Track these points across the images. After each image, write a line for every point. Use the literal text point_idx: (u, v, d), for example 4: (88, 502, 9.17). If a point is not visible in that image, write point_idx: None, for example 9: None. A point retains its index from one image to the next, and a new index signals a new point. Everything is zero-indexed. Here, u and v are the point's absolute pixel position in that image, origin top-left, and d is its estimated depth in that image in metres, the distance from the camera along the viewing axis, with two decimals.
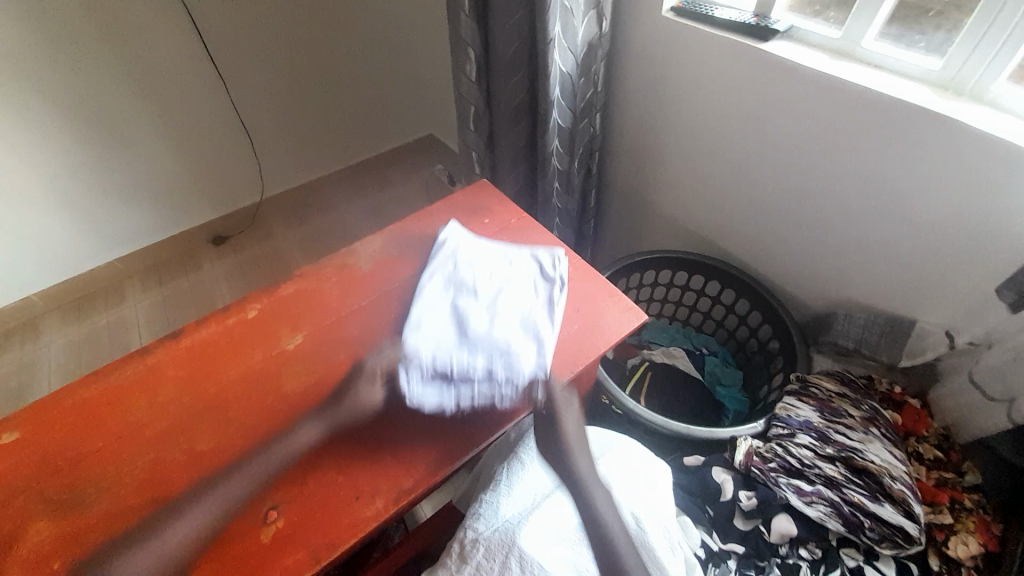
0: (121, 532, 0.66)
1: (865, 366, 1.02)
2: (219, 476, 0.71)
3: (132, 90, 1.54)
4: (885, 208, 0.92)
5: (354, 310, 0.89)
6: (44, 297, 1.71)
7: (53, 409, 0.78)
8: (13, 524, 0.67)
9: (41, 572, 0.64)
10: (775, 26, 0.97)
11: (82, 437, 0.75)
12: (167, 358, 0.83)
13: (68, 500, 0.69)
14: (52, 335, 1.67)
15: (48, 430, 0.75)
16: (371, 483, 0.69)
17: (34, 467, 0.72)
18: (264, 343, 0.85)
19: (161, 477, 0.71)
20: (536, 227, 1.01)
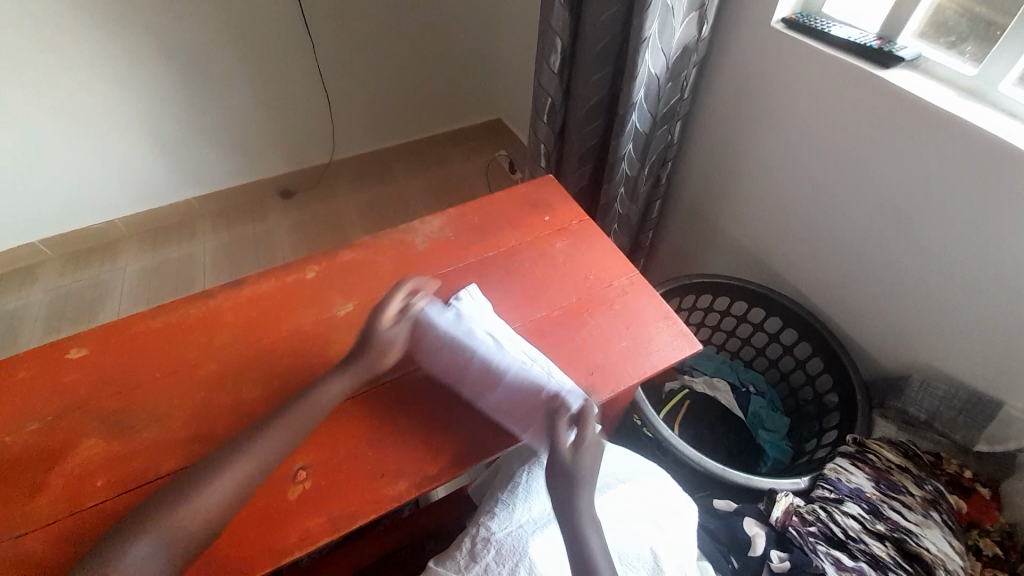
0: (163, 462, 0.70)
1: (933, 443, 0.92)
2: None
3: (225, 39, 1.60)
4: (993, 271, 0.81)
5: None
6: (128, 225, 1.85)
7: (119, 335, 0.83)
8: (70, 435, 0.73)
9: (87, 485, 0.69)
10: (901, 53, 0.87)
11: (144, 364, 0.80)
12: (229, 304, 0.87)
13: (121, 424, 0.74)
14: (130, 259, 1.80)
15: (111, 354, 0.81)
16: (397, 462, 0.70)
17: (96, 385, 0.77)
18: (315, 305, 0.87)
19: (207, 417, 0.75)
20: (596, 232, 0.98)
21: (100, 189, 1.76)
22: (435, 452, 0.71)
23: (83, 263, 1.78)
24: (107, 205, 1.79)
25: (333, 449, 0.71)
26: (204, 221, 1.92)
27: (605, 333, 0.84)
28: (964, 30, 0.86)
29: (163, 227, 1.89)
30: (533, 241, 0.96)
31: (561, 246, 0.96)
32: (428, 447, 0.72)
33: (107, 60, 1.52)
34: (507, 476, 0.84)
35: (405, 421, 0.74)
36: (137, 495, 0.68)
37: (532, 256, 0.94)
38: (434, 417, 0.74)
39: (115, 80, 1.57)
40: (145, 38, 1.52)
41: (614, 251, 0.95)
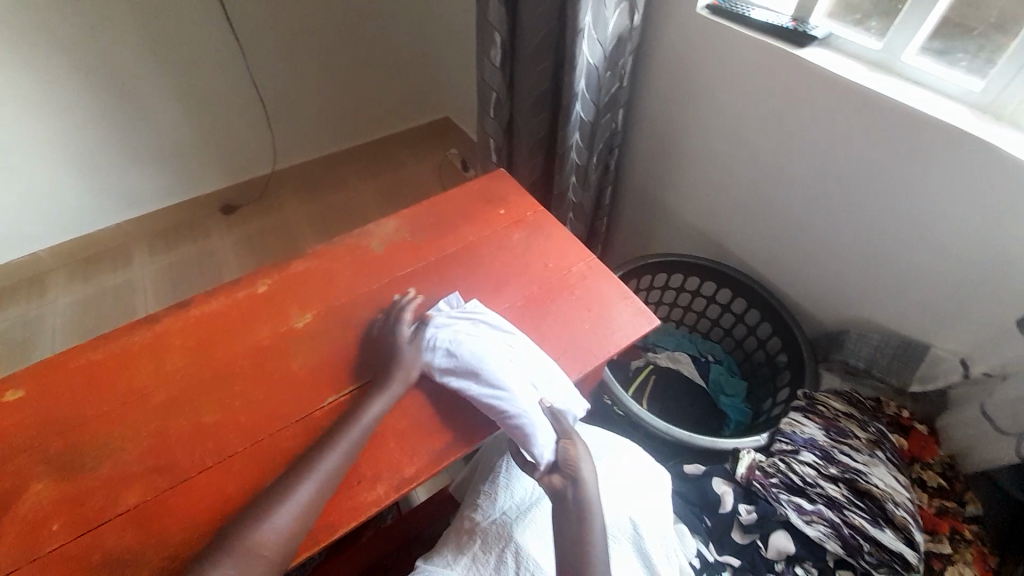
0: (121, 499, 0.66)
1: (874, 389, 1.01)
2: (222, 450, 0.71)
3: (145, 50, 1.51)
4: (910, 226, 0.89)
5: (365, 293, 0.88)
6: (55, 257, 1.71)
7: (58, 370, 0.77)
8: (12, 482, 0.67)
9: (39, 533, 0.64)
10: (814, 32, 0.93)
11: (88, 399, 0.74)
12: (177, 327, 0.82)
13: (71, 464, 0.69)
14: (62, 292, 1.67)
15: (51, 391, 0.75)
16: (372, 468, 0.69)
17: (38, 426, 0.72)
18: (272, 319, 0.84)
19: (166, 447, 0.71)
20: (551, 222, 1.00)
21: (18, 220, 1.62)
22: (410, 451, 0.71)
23: (7, 301, 1.63)
24: (27, 237, 1.65)
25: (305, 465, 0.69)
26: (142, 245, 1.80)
27: (567, 319, 0.86)
28: (867, 8, 0.94)
29: (95, 256, 1.76)
30: (490, 235, 0.97)
31: (518, 237, 0.97)
32: (403, 450, 0.71)
33: (13, 80, 1.40)
34: (487, 467, 0.85)
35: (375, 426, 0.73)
36: (95, 536, 0.64)
37: (490, 250, 0.95)
38: (407, 418, 0.74)
39: (24, 101, 1.44)
40: (55, 53, 1.41)
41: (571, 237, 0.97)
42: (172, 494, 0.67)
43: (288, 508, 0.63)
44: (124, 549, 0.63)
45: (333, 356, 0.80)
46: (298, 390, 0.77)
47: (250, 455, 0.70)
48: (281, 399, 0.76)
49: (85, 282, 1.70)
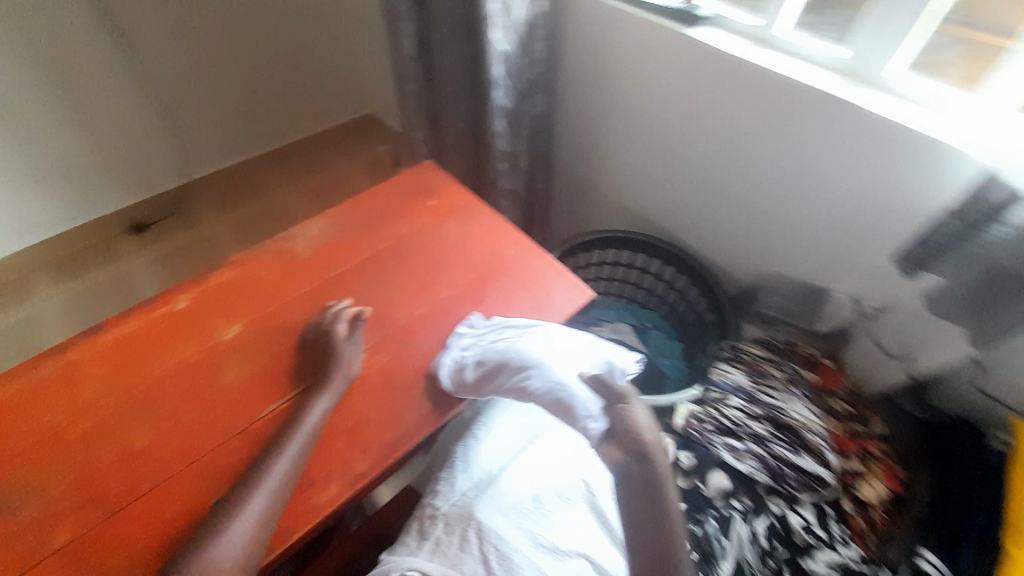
0: (47, 542, 0.61)
1: (787, 333, 1.14)
2: (156, 474, 0.67)
3: (10, 57, 1.34)
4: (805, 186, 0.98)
5: (296, 297, 0.85)
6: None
7: None
8: None
9: None
10: (701, 12, 1.00)
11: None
12: (88, 352, 0.76)
13: None
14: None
15: None
16: (322, 470, 0.69)
17: None
18: (197, 333, 0.80)
19: (91, 479, 0.66)
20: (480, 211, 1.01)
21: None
22: (359, 448, 0.71)
23: None
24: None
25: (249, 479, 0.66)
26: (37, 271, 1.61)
27: (505, 300, 0.88)
28: None
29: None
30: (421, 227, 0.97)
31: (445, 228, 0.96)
32: (352, 448, 0.71)
33: None
34: (446, 456, 0.87)
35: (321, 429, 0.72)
36: None
37: (423, 242, 0.94)
38: (352, 417, 0.73)
39: None
40: None
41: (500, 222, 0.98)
42: (103, 528, 0.62)
43: (231, 524, 0.61)
44: None
45: (270, 365, 0.77)
46: (234, 403, 0.73)
47: (189, 476, 0.67)
48: (215, 415, 0.73)
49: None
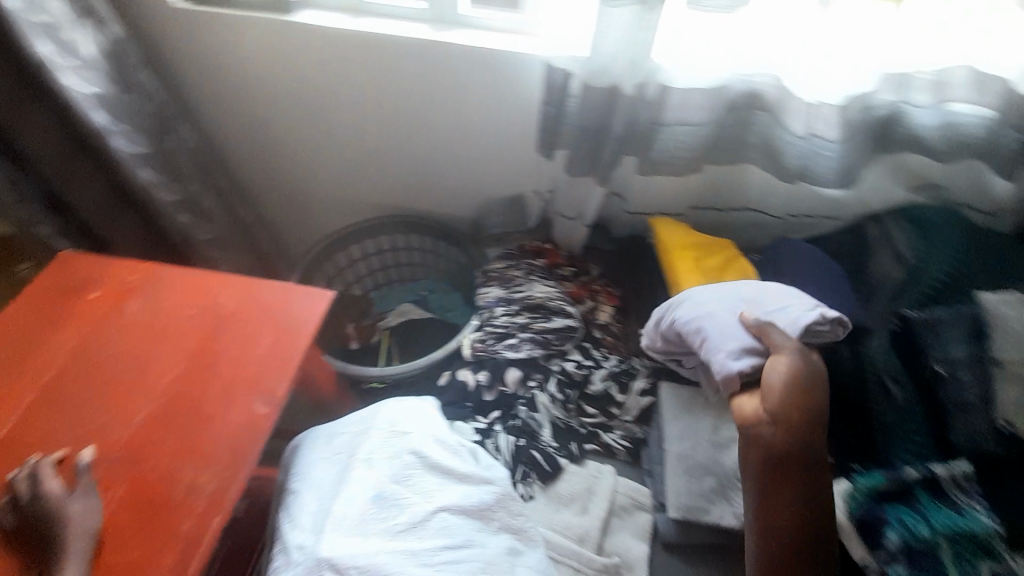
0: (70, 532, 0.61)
1: None
2: (160, 475, 0.65)
3: None
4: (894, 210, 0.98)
5: (291, 326, 0.77)
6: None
7: None
8: None
9: None
10: None
11: (35, 420, 0.68)
12: (120, 338, 0.75)
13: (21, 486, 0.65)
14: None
15: None
16: (427, 485, 0.74)
17: None
18: (195, 345, 0.75)
19: (110, 476, 0.64)
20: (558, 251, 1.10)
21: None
22: (460, 472, 0.76)
23: None
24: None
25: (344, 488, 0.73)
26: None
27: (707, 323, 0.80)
28: None
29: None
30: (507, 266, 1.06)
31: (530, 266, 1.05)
32: (459, 475, 0.76)
33: None
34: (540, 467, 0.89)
35: (422, 453, 0.77)
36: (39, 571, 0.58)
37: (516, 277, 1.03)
38: (454, 447, 0.80)
39: None
40: None
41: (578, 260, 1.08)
42: (109, 524, 0.61)
43: (355, 526, 0.69)
44: None
45: (292, 353, 0.74)
46: (217, 416, 0.68)
47: (215, 461, 0.65)
48: (337, 430, 0.82)
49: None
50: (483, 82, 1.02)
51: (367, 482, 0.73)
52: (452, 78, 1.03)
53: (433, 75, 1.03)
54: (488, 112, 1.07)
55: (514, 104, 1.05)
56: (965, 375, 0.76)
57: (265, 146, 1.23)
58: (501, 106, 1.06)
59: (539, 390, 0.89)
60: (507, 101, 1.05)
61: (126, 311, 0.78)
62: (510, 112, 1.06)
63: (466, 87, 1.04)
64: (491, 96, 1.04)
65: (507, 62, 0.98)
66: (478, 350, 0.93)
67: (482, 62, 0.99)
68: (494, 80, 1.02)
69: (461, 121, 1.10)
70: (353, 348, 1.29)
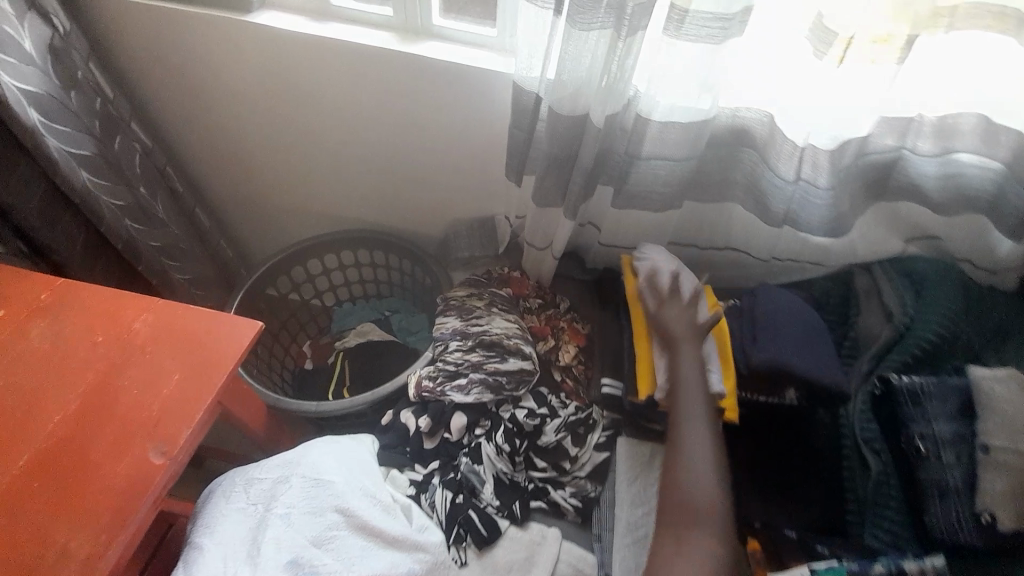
0: None
1: None
2: (24, 534, 0.56)
3: None
4: (885, 261, 0.91)
5: (205, 363, 0.69)
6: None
7: None
8: None
9: None
10: None
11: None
12: (14, 366, 0.67)
13: None
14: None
15: None
16: (347, 549, 0.66)
17: None
18: (94, 378, 0.67)
19: None
20: (526, 281, 1.03)
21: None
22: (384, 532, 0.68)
23: None
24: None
25: (253, 550, 0.65)
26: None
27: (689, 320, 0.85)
28: None
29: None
30: (469, 294, 0.99)
31: (494, 296, 0.98)
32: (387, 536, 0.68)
33: None
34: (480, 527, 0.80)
35: (347, 509, 0.69)
36: None
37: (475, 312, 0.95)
38: (384, 502, 0.72)
39: None
40: None
41: (546, 292, 1.02)
42: None
43: None
44: None
45: (203, 395, 0.67)
46: (104, 468, 0.60)
47: (90, 520, 0.57)
48: (257, 475, 0.73)
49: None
50: (453, 99, 0.95)
51: (281, 544, 0.65)
52: (421, 94, 0.96)
53: (402, 89, 0.96)
54: (459, 132, 1.00)
55: (487, 125, 0.97)
56: (948, 455, 0.70)
57: (225, 151, 1.15)
58: (472, 126, 0.98)
59: (485, 439, 0.81)
60: (479, 122, 0.97)
61: (28, 335, 0.70)
62: (482, 133, 0.99)
63: (436, 104, 0.96)
64: (462, 114, 0.97)
65: (479, 80, 0.91)
66: (424, 390, 0.85)
67: (452, 79, 0.92)
68: (464, 98, 0.94)
69: (431, 139, 1.02)
70: (308, 368, 1.26)
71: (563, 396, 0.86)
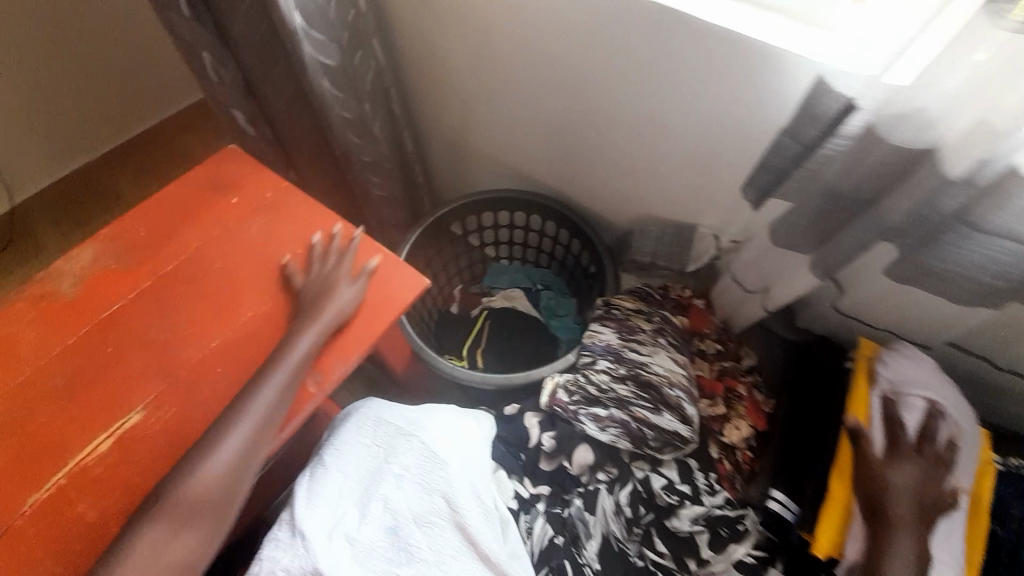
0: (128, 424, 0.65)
1: None
2: (209, 408, 0.66)
3: None
4: None
5: (368, 311, 0.73)
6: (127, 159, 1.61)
7: (120, 278, 0.76)
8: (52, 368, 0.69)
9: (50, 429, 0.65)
10: None
11: (144, 304, 0.73)
12: (231, 253, 0.77)
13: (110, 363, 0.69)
14: (135, 195, 1.56)
15: (103, 298, 0.74)
16: (442, 544, 0.65)
17: (90, 331, 0.72)
18: (283, 289, 0.74)
19: (173, 390, 0.67)
20: (709, 318, 0.86)
21: (26, 64, 1.33)
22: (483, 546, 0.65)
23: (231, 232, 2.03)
24: (76, 152, 1.54)
25: (366, 499, 0.67)
26: (199, 153, 1.63)
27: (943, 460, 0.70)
28: None
29: (107, 194, 1.56)
30: (635, 310, 0.87)
31: (663, 321, 0.85)
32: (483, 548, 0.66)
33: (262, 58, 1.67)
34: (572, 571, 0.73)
35: (453, 501, 0.67)
36: (98, 451, 0.63)
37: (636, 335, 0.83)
38: (487, 505, 0.69)
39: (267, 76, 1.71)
40: None
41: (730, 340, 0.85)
42: (156, 434, 0.64)
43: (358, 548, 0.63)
44: (120, 484, 0.62)
45: (362, 339, 0.72)
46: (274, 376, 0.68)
47: None
48: (387, 417, 0.73)
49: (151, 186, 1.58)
50: (714, 84, 0.70)
51: (390, 509, 0.66)
52: (675, 70, 0.72)
53: (653, 59, 0.72)
54: (704, 124, 0.76)
55: (744, 125, 0.73)
56: None
57: (440, 86, 1.11)
58: (724, 121, 0.74)
59: (604, 489, 0.73)
60: (734, 119, 0.73)
61: (246, 228, 0.79)
62: (733, 133, 0.75)
63: (688, 86, 0.73)
64: (718, 105, 0.73)
65: (766, 65, 0.64)
66: (558, 404, 0.76)
67: (725, 58, 0.66)
68: (732, 85, 0.69)
69: (663, 126, 0.81)
70: (453, 311, 1.28)
71: (712, 479, 0.72)
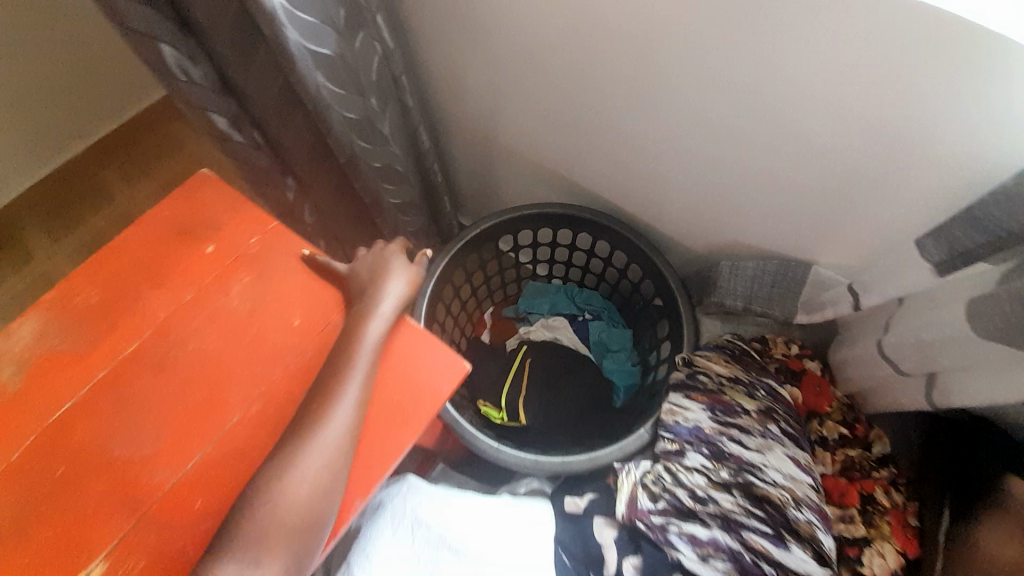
0: None
1: None
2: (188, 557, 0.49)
3: None
4: None
5: (393, 413, 0.54)
6: (111, 150, 1.38)
7: (65, 368, 0.57)
8: None
9: None
10: None
11: (101, 406, 0.56)
12: (209, 328, 0.58)
13: (58, 492, 0.52)
14: (125, 192, 1.35)
15: (46, 396, 0.56)
16: None
17: (28, 445, 0.54)
18: (279, 380, 0.56)
19: (143, 531, 0.50)
20: (831, 391, 0.70)
21: None
22: None
23: None
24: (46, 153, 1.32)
25: None
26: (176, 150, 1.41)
27: None
28: None
29: (95, 192, 1.35)
30: (729, 378, 0.68)
31: (770, 398, 0.66)
32: None
33: None
34: None
35: None
36: None
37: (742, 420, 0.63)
38: None
39: None
40: None
41: (858, 420, 0.68)
42: None
43: None
44: None
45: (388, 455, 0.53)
46: None
47: None
48: (426, 517, 0.62)
49: (142, 183, 1.36)
50: (888, 83, 0.49)
51: None
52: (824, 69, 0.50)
53: (792, 46, 0.51)
54: (859, 137, 0.55)
55: (924, 142, 0.51)
56: None
57: (466, 76, 0.88)
58: (892, 134, 0.53)
59: None
60: (911, 132, 0.51)
61: (229, 292, 0.60)
62: (900, 151, 0.53)
63: (845, 84, 0.51)
64: (885, 112, 0.51)
65: (987, 57, 0.43)
66: (644, 516, 0.61)
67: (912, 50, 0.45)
68: (920, 85, 0.48)
69: (788, 137, 0.59)
70: (483, 340, 1.10)
71: None
